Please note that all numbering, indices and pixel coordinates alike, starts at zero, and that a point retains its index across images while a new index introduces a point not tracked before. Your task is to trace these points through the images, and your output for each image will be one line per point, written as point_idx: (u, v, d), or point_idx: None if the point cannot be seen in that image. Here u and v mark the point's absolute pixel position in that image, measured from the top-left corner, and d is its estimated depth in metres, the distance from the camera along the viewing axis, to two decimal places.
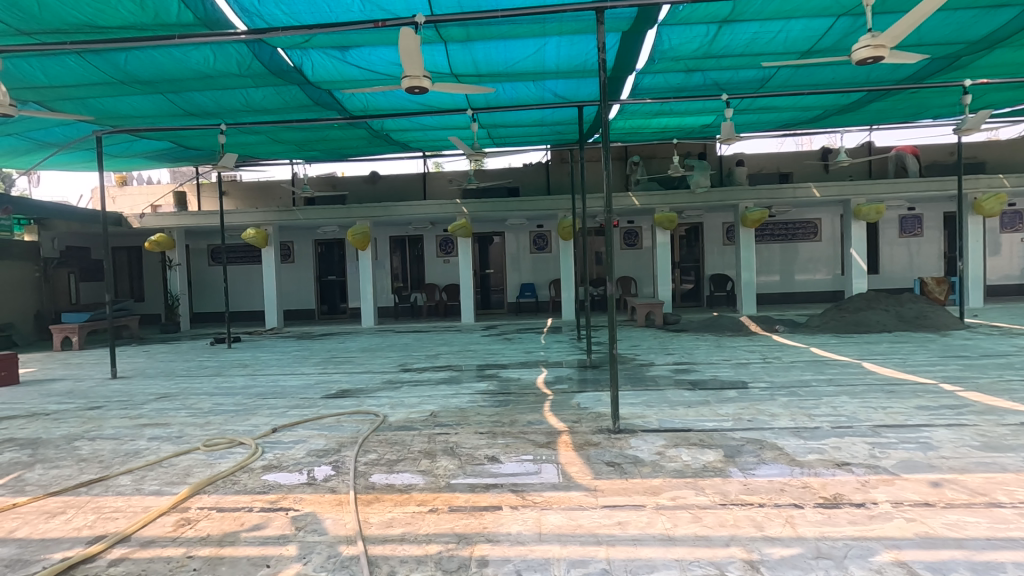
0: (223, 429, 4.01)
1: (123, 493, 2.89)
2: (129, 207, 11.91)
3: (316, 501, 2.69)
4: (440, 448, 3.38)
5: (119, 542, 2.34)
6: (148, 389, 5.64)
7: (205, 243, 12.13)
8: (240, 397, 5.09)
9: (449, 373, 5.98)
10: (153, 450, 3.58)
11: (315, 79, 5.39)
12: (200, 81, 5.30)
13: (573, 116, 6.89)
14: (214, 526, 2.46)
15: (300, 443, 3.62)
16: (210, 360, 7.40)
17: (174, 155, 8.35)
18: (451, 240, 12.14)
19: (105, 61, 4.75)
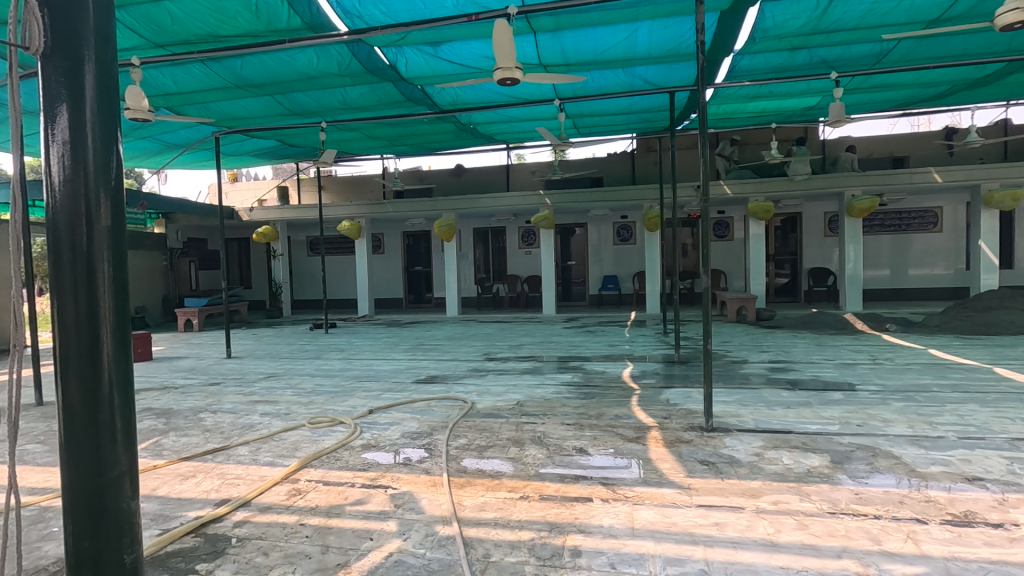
0: (325, 408, 4.29)
1: (242, 462, 3.17)
2: (239, 201, 12.99)
3: (412, 481, 2.81)
4: (527, 437, 3.42)
5: (242, 505, 2.57)
6: (258, 368, 6.16)
7: (305, 235, 13.01)
8: (339, 379, 5.43)
9: (533, 364, 6.03)
10: (265, 425, 3.90)
11: (408, 75, 5.58)
12: (305, 82, 5.65)
13: (662, 103, 6.66)
14: (321, 498, 2.64)
15: (395, 425, 3.79)
16: (310, 344, 7.94)
17: (280, 152, 8.96)
18: (534, 232, 12.16)
19: (224, 67, 5.19)
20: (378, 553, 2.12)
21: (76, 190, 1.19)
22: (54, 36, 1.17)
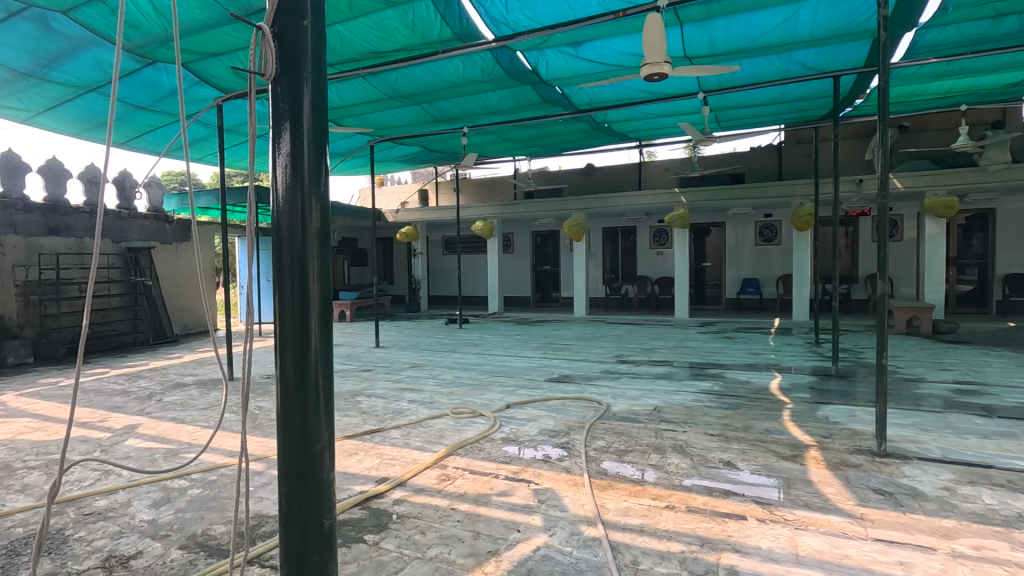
0: (465, 400, 4.51)
1: (396, 444, 3.44)
2: (385, 203, 14.14)
3: (553, 478, 2.85)
4: (669, 445, 3.29)
5: (399, 485, 2.79)
6: (402, 358, 6.65)
7: (441, 235, 13.81)
8: (475, 373, 5.68)
9: (667, 369, 5.81)
10: (413, 411, 4.20)
11: (548, 77, 5.65)
12: (450, 90, 5.98)
13: (822, 90, 6.04)
14: (468, 486, 2.77)
15: (532, 421, 3.87)
16: (446, 338, 8.40)
17: (423, 157, 9.56)
18: (667, 231, 11.73)
19: (381, 80, 5.65)
20: (526, 545, 2.17)
21: (295, 196, 1.36)
22: (282, 64, 1.34)
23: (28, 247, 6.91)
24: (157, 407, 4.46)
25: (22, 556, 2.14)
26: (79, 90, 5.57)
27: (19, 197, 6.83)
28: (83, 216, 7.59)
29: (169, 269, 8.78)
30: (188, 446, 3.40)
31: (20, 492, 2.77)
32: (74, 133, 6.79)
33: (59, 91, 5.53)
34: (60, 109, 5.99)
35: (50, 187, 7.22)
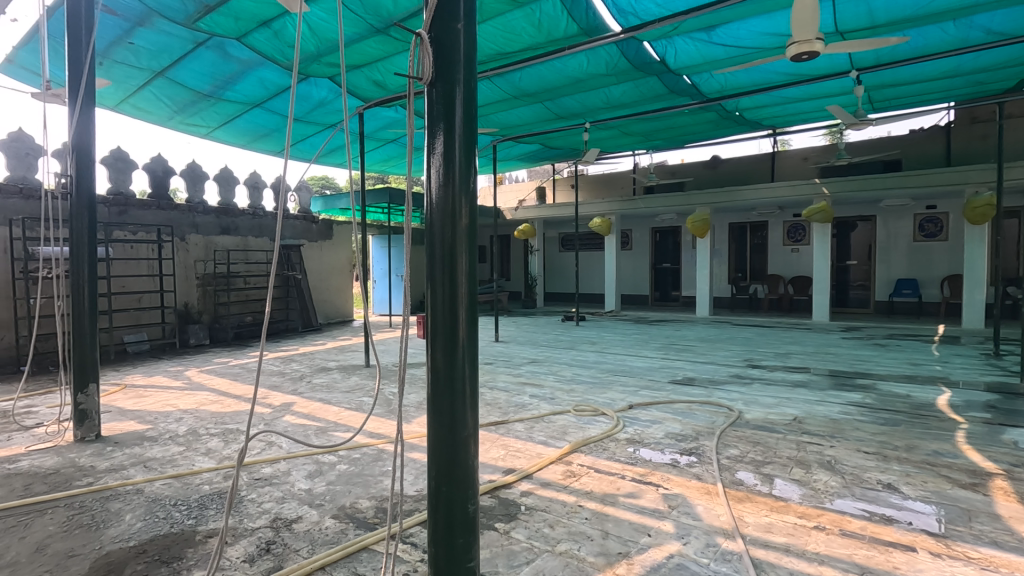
0: (586, 397, 4.48)
1: (521, 437, 3.50)
2: (503, 201, 14.47)
3: (683, 484, 2.72)
4: (814, 460, 3.00)
5: (525, 477, 2.83)
6: (521, 353, 6.77)
7: (558, 232, 13.88)
8: (595, 371, 5.62)
9: (806, 376, 5.31)
10: (535, 406, 4.25)
11: (676, 66, 5.41)
12: (573, 86, 5.95)
13: (1012, 57, 5.13)
14: (595, 484, 2.74)
15: (657, 423, 3.74)
16: (564, 334, 8.42)
17: (542, 154, 9.62)
18: (803, 227, 10.76)
19: (506, 80, 5.77)
20: (658, 551, 2.10)
21: (447, 194, 1.41)
22: (438, 68, 1.40)
23: (206, 244, 8.03)
24: (308, 388, 4.96)
25: (209, 509, 2.48)
26: (246, 107, 6.34)
27: (200, 202, 7.97)
28: (248, 217, 8.68)
29: (315, 265, 9.75)
30: (335, 424, 3.74)
31: (205, 455, 3.22)
32: (242, 145, 7.77)
33: (231, 108, 6.35)
34: (231, 124, 6.88)
35: (222, 192, 8.32)
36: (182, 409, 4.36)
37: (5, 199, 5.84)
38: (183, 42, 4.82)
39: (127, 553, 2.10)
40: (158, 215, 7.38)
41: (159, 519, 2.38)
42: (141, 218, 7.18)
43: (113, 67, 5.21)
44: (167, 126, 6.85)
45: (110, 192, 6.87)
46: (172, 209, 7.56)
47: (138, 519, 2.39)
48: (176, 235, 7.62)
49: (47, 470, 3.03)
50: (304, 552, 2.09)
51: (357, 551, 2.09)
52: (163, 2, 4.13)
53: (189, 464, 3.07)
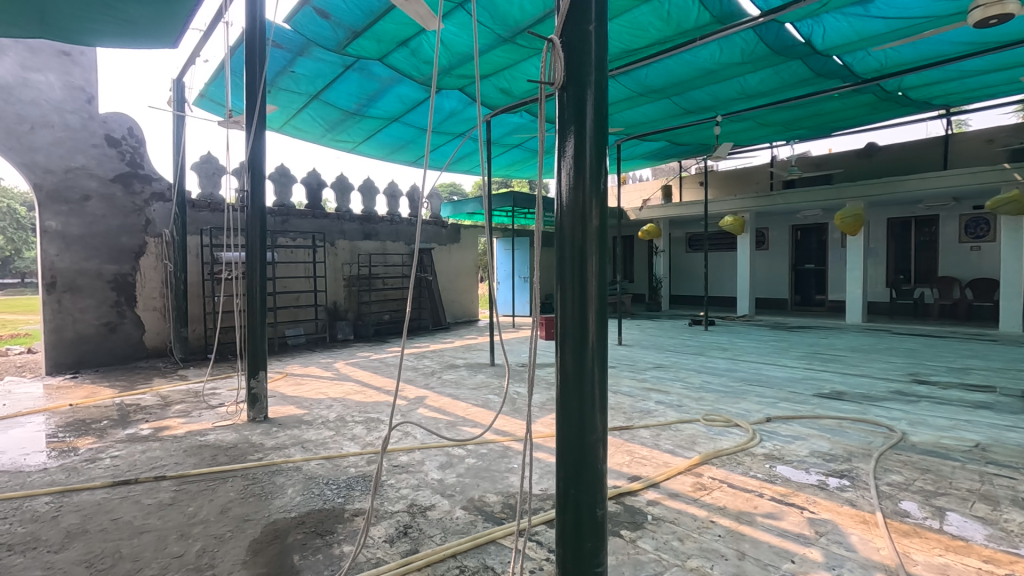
0: (717, 407, 4.23)
1: (646, 444, 3.39)
2: (627, 201, 14.16)
3: (833, 509, 2.45)
4: (1003, 496, 2.55)
5: (652, 486, 2.74)
6: (646, 357, 6.57)
7: (685, 232, 13.36)
8: (727, 379, 5.27)
9: (992, 397, 4.51)
10: (661, 413, 4.09)
11: (824, 47, 4.90)
12: (704, 78, 5.66)
13: None
14: (728, 500, 2.58)
15: (800, 440, 3.42)
16: (691, 339, 8.02)
17: (668, 152, 9.26)
18: (986, 221, 9.22)
19: (631, 78, 5.64)
20: None
21: (577, 196, 1.41)
22: (570, 71, 1.40)
23: (352, 249, 8.84)
24: (438, 383, 5.27)
25: (355, 490, 2.73)
26: (386, 122, 6.89)
27: (347, 211, 8.81)
28: (387, 223, 9.43)
29: (445, 267, 10.32)
30: (464, 419, 3.92)
31: (351, 440, 3.55)
32: (382, 157, 8.46)
33: (373, 124, 6.94)
34: (373, 138, 7.51)
35: (365, 201, 9.13)
36: (332, 397, 4.85)
37: (198, 212, 6.93)
38: (335, 67, 5.37)
39: (290, 523, 2.38)
40: (312, 223, 8.29)
41: (314, 495, 2.67)
42: (300, 226, 8.11)
43: (280, 94, 5.95)
44: (320, 143, 7.67)
45: (276, 204, 7.86)
46: (324, 217, 8.45)
47: (298, 493, 2.70)
48: (327, 240, 8.48)
49: (228, 443, 3.54)
50: (437, 539, 2.21)
51: (485, 543, 2.17)
52: (319, 32, 4.63)
53: (338, 448, 3.40)
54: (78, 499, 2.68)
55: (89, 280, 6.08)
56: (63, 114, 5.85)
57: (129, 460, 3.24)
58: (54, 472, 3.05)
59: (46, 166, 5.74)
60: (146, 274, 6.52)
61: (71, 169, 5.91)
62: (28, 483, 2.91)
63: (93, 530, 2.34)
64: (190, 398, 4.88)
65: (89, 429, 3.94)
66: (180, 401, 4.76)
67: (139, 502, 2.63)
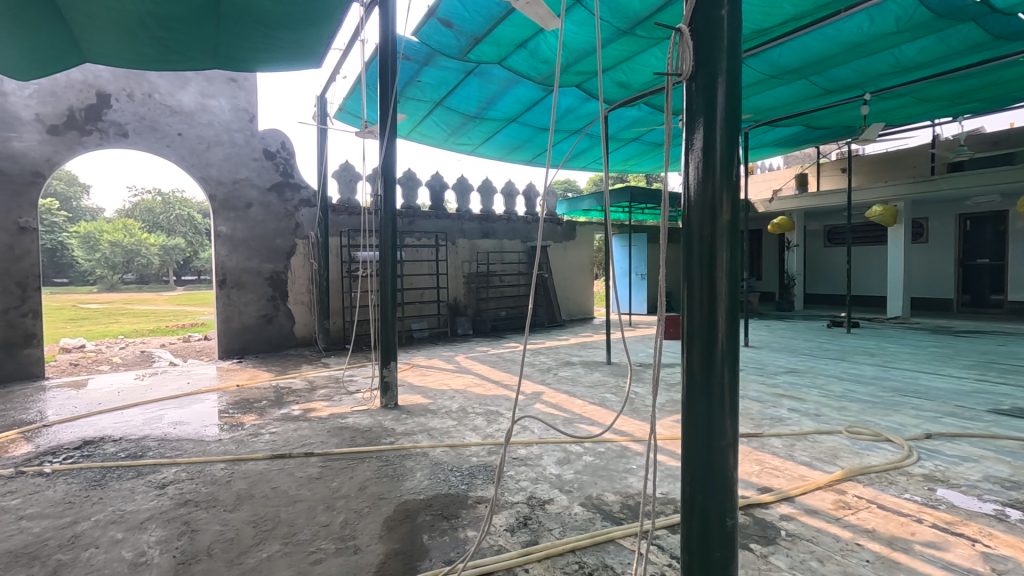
0: (863, 419, 3.80)
1: (779, 454, 3.15)
2: (755, 193, 13.23)
3: (1014, 545, 2.10)
4: None
5: (786, 499, 2.54)
6: (777, 361, 6.08)
7: (823, 224, 12.22)
8: (875, 388, 4.71)
9: None
10: (795, 421, 3.77)
11: (1006, 4, 4.18)
12: (848, 54, 5.11)
13: None
14: (878, 522, 2.31)
15: (971, 462, 2.96)
16: (831, 343, 7.29)
17: (804, 137, 8.47)
18: None
19: (762, 60, 5.25)
20: None
21: (707, 190, 1.35)
22: (699, 60, 1.34)
23: (471, 247, 9.20)
24: (555, 379, 5.33)
25: (478, 478, 2.85)
26: (504, 123, 7.07)
27: (467, 211, 9.19)
28: (504, 222, 9.68)
29: (560, 264, 10.37)
30: (581, 417, 3.92)
31: (473, 431, 3.71)
32: (500, 158, 8.70)
33: (492, 126, 7.16)
34: (491, 140, 7.75)
35: (484, 201, 9.45)
36: (454, 388, 5.11)
37: (337, 216, 7.64)
38: (457, 73, 5.62)
39: (419, 504, 2.55)
40: (436, 223, 8.76)
41: (441, 480, 2.83)
42: (424, 226, 8.62)
43: (408, 103, 6.36)
44: (443, 147, 8.08)
45: (404, 206, 8.42)
46: (447, 218, 8.88)
47: (426, 477, 2.88)
48: (449, 239, 8.91)
49: (364, 427, 3.87)
50: (556, 532, 2.25)
51: (604, 542, 2.15)
52: (442, 42, 4.87)
53: (461, 437, 3.57)
54: (246, 468, 3.09)
55: (251, 277, 6.95)
56: (231, 133, 6.76)
57: (284, 436, 3.67)
58: (227, 442, 3.56)
59: (218, 178, 6.68)
60: (296, 272, 7.31)
61: (236, 181, 6.81)
62: (208, 451, 3.42)
63: (258, 495, 2.69)
64: (331, 384, 5.43)
65: (252, 407, 4.53)
66: (323, 386, 5.29)
67: (293, 474, 2.97)
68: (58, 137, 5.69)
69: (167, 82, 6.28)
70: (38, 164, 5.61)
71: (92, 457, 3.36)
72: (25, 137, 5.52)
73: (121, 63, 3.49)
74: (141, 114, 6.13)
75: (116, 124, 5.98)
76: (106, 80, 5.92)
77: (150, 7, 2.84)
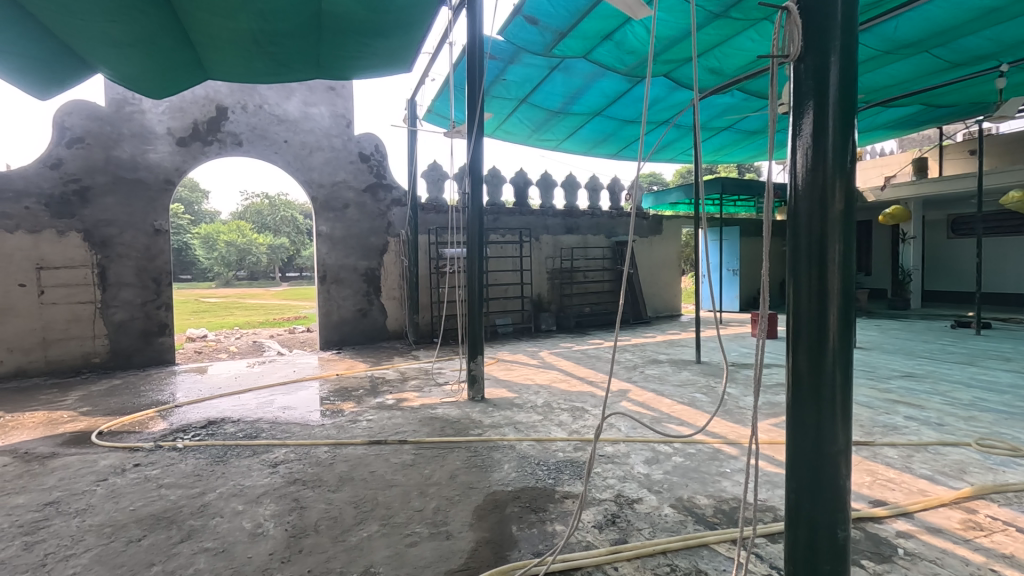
0: (997, 431, 3.39)
1: (894, 465, 2.89)
2: (865, 181, 12.18)
3: None
4: None
5: (903, 515, 2.33)
6: (890, 364, 5.56)
7: (946, 213, 11.03)
8: (1012, 397, 4.18)
9: None
10: (913, 430, 3.44)
11: None
12: (980, 21, 4.55)
13: None
14: (1017, 547, 2.05)
15: None
16: (956, 345, 6.55)
17: (923, 118, 7.65)
18: None
19: (875, 35, 4.80)
20: None
21: (815, 178, 1.26)
22: (809, 38, 1.26)
23: (555, 243, 9.20)
24: (642, 377, 5.22)
25: (565, 474, 2.85)
26: (588, 117, 6.99)
27: (551, 206, 9.19)
28: (588, 217, 9.59)
29: (646, 260, 10.11)
30: (670, 416, 3.81)
31: (559, 426, 3.72)
32: (584, 152, 8.62)
33: (575, 120, 7.11)
34: (576, 135, 7.70)
35: (567, 196, 9.41)
36: (539, 383, 5.16)
37: (426, 214, 7.94)
38: (542, 69, 5.63)
39: (507, 495, 2.61)
40: (520, 219, 8.84)
41: (528, 473, 2.87)
42: (509, 223, 8.73)
43: (494, 101, 6.46)
44: (527, 144, 8.13)
45: (489, 203, 8.58)
46: (530, 214, 8.94)
47: (514, 469, 2.93)
48: (533, 235, 8.97)
49: (453, 418, 4.01)
50: (646, 533, 2.20)
51: (697, 546, 2.08)
52: (528, 39, 4.90)
53: (547, 432, 3.59)
54: (347, 451, 3.30)
55: (348, 273, 7.39)
56: (331, 138, 7.21)
57: (380, 424, 3.89)
58: (329, 427, 3.82)
59: (319, 181, 7.16)
60: (388, 268, 7.67)
61: (335, 183, 7.26)
62: (313, 434, 3.69)
63: (358, 478, 2.87)
64: (422, 375, 5.67)
65: (351, 395, 4.83)
66: (414, 377, 5.54)
67: (389, 460, 3.14)
68: (186, 148, 6.36)
69: (275, 93, 6.81)
70: (169, 173, 6.30)
71: (215, 435, 3.74)
72: (159, 150, 6.21)
73: (237, 78, 3.83)
74: (253, 124, 6.69)
75: (233, 134, 6.58)
76: (224, 94, 6.51)
77: (261, 25, 3.08)
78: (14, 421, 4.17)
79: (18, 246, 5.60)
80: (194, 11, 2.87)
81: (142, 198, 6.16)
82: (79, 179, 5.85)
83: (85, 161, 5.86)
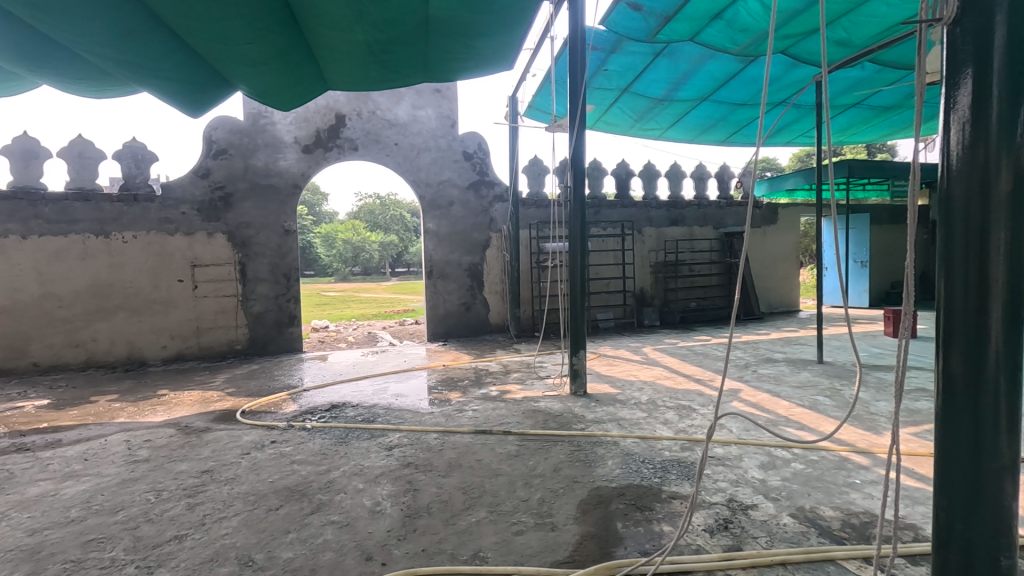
0: None
1: None
2: None
3: None
4: None
5: None
6: None
7: None
8: None
9: None
10: None
11: None
12: None
13: None
14: None
15: None
16: None
17: None
18: None
19: None
20: None
21: (975, 156, 1.10)
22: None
23: (659, 236, 8.90)
24: (755, 377, 4.91)
25: (671, 474, 2.77)
26: (695, 102, 6.68)
27: (654, 198, 8.90)
28: (695, 208, 9.17)
29: (759, 251, 9.47)
30: (787, 420, 3.55)
31: (664, 424, 3.60)
32: (690, 139, 8.24)
33: (681, 107, 6.82)
34: (681, 122, 7.38)
35: (673, 186, 9.05)
36: (643, 379, 5.03)
37: (527, 209, 8.03)
38: (645, 56, 5.46)
39: (611, 491, 2.58)
40: (622, 212, 8.67)
41: (632, 471, 2.82)
42: (610, 216, 8.60)
43: (595, 93, 6.38)
44: (629, 134, 7.95)
45: (590, 196, 8.49)
46: (633, 206, 8.72)
47: (617, 466, 2.89)
48: (636, 228, 8.74)
49: (555, 411, 4.03)
50: (762, 541, 2.08)
51: (822, 561, 1.92)
52: (630, 26, 4.77)
53: (652, 430, 3.50)
54: (455, 439, 3.44)
55: (453, 268, 7.68)
56: (437, 139, 7.52)
57: (484, 414, 4.01)
58: (437, 415, 4.01)
59: (427, 181, 7.49)
60: (491, 263, 7.85)
61: (441, 181, 7.56)
62: (423, 421, 3.89)
63: (465, 465, 2.98)
64: (524, 368, 5.77)
65: (457, 386, 5.03)
66: (517, 370, 5.65)
67: (494, 449, 3.23)
68: (310, 155, 6.94)
69: (386, 99, 7.23)
70: (296, 178, 6.92)
71: (337, 418, 4.07)
72: (288, 157, 6.85)
73: (353, 87, 4.11)
74: (368, 129, 7.16)
75: (350, 140, 7.08)
76: (342, 103, 7.02)
77: (374, 36, 3.28)
78: (175, 398, 4.83)
79: (177, 246, 6.45)
80: (317, 28, 3.12)
81: (274, 201, 6.83)
82: (224, 187, 6.61)
83: (228, 170, 6.61)
